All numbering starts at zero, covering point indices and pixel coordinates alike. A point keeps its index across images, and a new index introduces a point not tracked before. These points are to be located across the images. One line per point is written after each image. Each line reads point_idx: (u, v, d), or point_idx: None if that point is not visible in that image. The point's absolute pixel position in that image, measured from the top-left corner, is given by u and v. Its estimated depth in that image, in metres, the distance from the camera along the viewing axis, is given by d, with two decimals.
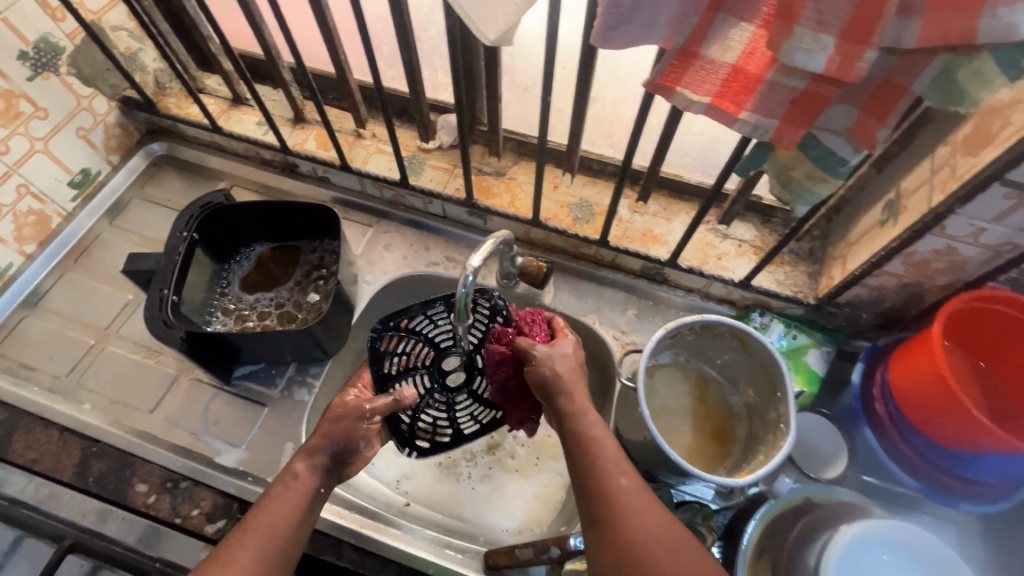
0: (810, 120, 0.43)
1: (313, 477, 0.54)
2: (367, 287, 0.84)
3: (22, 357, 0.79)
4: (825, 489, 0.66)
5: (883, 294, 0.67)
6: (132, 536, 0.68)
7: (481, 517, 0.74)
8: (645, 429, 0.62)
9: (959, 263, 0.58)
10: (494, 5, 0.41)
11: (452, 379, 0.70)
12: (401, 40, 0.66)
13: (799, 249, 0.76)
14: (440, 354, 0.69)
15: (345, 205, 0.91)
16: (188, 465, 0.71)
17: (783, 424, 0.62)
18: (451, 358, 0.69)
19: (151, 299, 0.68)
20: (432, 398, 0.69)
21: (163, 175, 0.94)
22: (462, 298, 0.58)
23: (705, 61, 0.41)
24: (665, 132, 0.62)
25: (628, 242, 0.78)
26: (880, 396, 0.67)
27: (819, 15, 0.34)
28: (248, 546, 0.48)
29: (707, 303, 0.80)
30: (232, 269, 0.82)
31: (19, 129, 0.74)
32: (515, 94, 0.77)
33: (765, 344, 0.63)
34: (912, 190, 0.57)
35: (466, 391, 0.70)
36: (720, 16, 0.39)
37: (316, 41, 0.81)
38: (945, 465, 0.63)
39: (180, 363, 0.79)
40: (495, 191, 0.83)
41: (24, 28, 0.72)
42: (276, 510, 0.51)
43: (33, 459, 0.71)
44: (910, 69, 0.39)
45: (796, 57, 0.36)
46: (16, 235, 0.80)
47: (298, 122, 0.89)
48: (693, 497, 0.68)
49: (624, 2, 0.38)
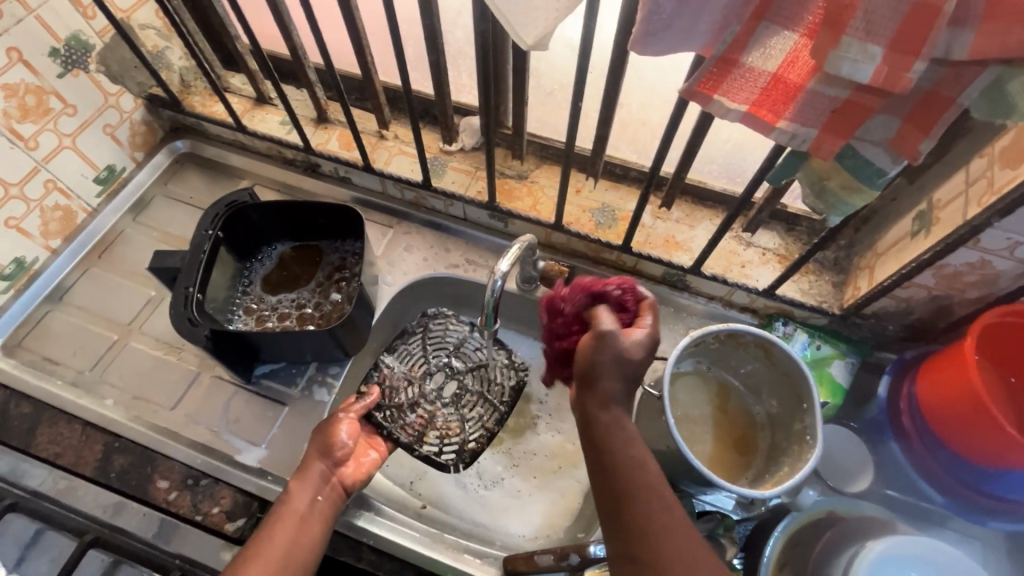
0: (849, 131, 0.42)
1: (305, 493, 0.61)
2: (388, 288, 0.84)
3: (46, 351, 0.79)
4: (849, 503, 0.65)
5: (911, 306, 0.66)
6: (149, 531, 0.68)
7: (498, 522, 0.74)
8: (669, 438, 0.61)
9: (992, 276, 0.57)
10: (532, 10, 0.40)
11: (449, 395, 0.77)
12: (429, 43, 0.66)
13: (824, 258, 0.75)
14: (424, 384, 0.77)
15: (366, 205, 0.91)
16: (208, 462, 0.71)
17: (808, 435, 0.62)
18: (437, 386, 0.77)
19: (176, 296, 0.69)
20: (442, 415, 0.75)
21: (186, 173, 0.95)
22: (489, 302, 0.59)
23: (745, 68, 0.41)
24: (694, 138, 0.62)
25: (650, 248, 0.78)
26: (907, 409, 0.67)
27: (868, 25, 0.34)
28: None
29: (729, 311, 0.79)
30: (254, 268, 0.82)
31: (48, 126, 0.75)
32: (540, 98, 0.77)
33: (790, 353, 0.63)
34: (945, 201, 0.57)
35: (468, 393, 0.77)
36: (763, 24, 0.38)
37: (343, 42, 0.81)
38: (973, 482, 0.62)
39: (201, 360, 0.80)
40: (517, 194, 0.82)
41: (57, 26, 0.72)
42: (279, 531, 0.57)
43: (55, 454, 0.72)
44: (957, 79, 0.38)
45: (843, 66, 0.36)
46: (42, 230, 0.80)
47: (321, 122, 0.90)
48: (713, 508, 0.66)
49: (666, 8, 0.37)
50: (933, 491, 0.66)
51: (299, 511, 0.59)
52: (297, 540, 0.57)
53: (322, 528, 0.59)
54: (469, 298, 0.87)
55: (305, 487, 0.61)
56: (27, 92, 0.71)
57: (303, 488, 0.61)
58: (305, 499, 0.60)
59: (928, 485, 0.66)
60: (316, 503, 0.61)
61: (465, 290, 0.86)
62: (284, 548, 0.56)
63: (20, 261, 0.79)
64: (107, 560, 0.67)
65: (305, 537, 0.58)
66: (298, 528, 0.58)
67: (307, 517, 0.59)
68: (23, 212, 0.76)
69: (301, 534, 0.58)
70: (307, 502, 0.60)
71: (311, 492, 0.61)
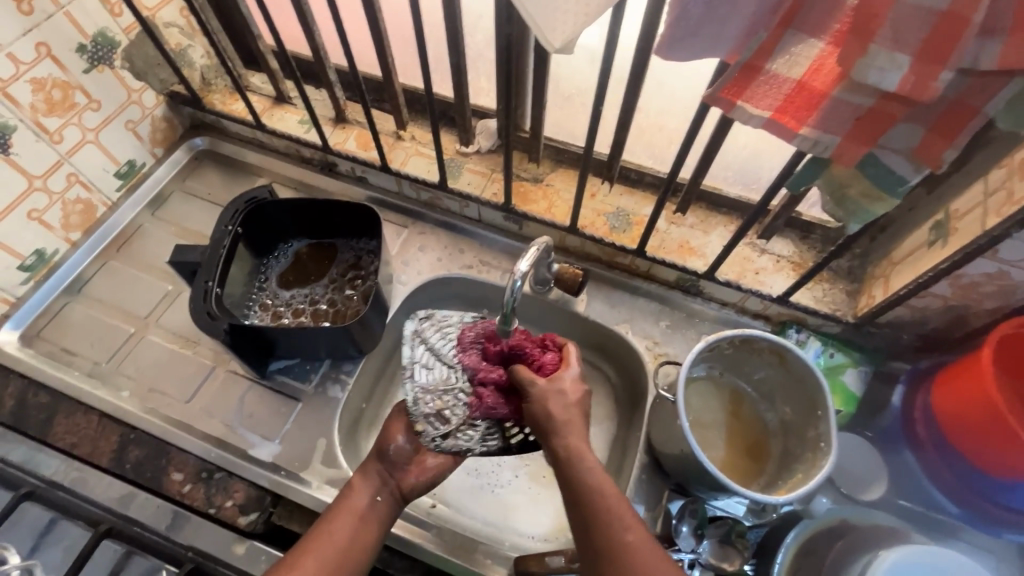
0: (873, 138, 0.42)
1: (367, 488, 0.61)
2: (402, 288, 0.85)
3: (64, 342, 0.80)
4: (862, 512, 0.65)
5: (926, 316, 0.66)
6: (161, 523, 0.68)
7: (508, 521, 0.73)
8: (683, 442, 0.62)
9: (1009, 287, 0.57)
10: (561, 13, 0.41)
11: None
12: (452, 45, 0.66)
13: (838, 267, 0.75)
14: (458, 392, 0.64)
15: (381, 205, 0.92)
16: (223, 456, 0.72)
17: (823, 442, 0.62)
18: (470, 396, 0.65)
19: (195, 290, 0.69)
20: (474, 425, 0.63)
21: (204, 170, 0.96)
22: (509, 302, 0.60)
23: (769, 75, 0.41)
24: (711, 145, 0.62)
25: (665, 254, 0.78)
26: (921, 418, 0.67)
27: (895, 34, 0.34)
28: (317, 562, 0.53)
29: (742, 317, 0.79)
30: (270, 264, 0.83)
31: (73, 120, 0.76)
32: (559, 102, 0.77)
33: (806, 360, 0.63)
34: (963, 212, 0.57)
35: None
36: (790, 32, 0.39)
37: (365, 45, 0.82)
38: (988, 493, 0.63)
39: (216, 354, 0.80)
40: (532, 197, 0.83)
41: (85, 22, 0.74)
42: (342, 519, 0.57)
43: (71, 444, 0.73)
44: (982, 91, 0.38)
45: (869, 75, 0.36)
46: (63, 223, 0.81)
47: (340, 122, 0.90)
48: (724, 512, 0.68)
49: (693, 14, 0.38)
50: (947, 501, 0.66)
51: (358, 508, 0.59)
52: (354, 537, 0.56)
53: (380, 529, 0.59)
54: (482, 299, 0.88)
55: (366, 486, 0.61)
56: (54, 86, 0.73)
57: (364, 486, 0.61)
58: (365, 497, 0.60)
59: (941, 494, 0.66)
60: (375, 504, 0.60)
61: (478, 290, 0.87)
62: (345, 539, 0.55)
63: (42, 253, 0.80)
64: (121, 550, 0.65)
65: (362, 536, 0.57)
66: (358, 525, 0.57)
67: (366, 516, 0.58)
68: (46, 204, 0.77)
69: (360, 531, 0.57)
70: (365, 501, 0.60)
71: (369, 493, 0.61)
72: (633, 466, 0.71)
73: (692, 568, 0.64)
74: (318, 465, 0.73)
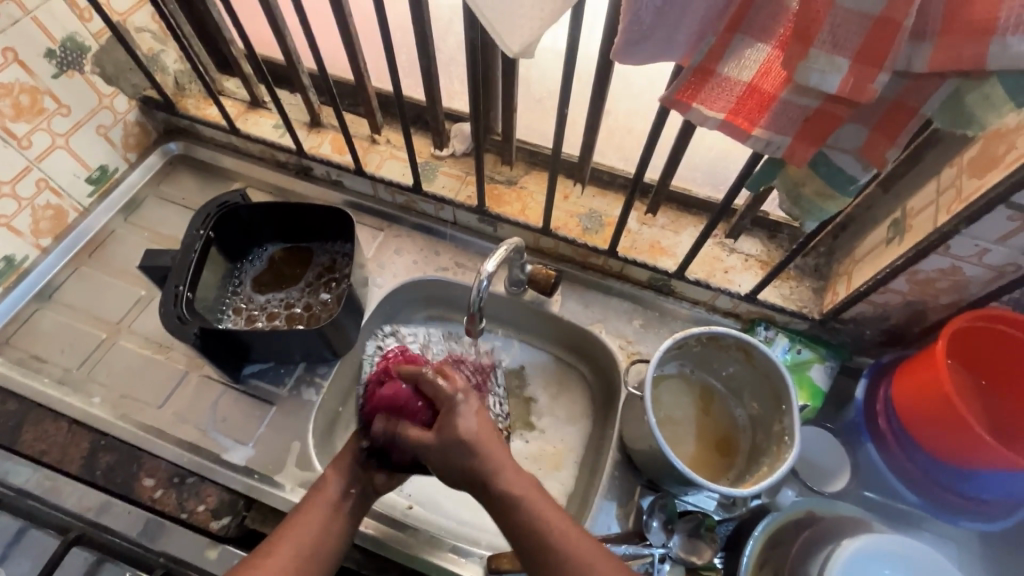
0: (822, 138, 0.44)
1: (340, 480, 0.60)
2: (378, 290, 0.85)
3: (34, 349, 0.80)
4: (826, 503, 0.66)
5: (887, 312, 0.67)
6: (134, 529, 0.68)
7: (484, 519, 0.74)
8: (651, 438, 0.63)
9: (963, 282, 0.59)
10: (519, 18, 0.42)
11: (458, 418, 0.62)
12: (421, 50, 0.67)
13: (804, 265, 0.77)
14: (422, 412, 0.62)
15: (358, 208, 0.92)
16: (196, 461, 0.72)
17: (787, 435, 0.63)
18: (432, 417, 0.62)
19: (166, 295, 0.69)
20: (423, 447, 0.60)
21: (178, 175, 0.96)
22: (476, 302, 0.62)
23: (721, 78, 0.43)
24: (676, 147, 0.64)
25: (636, 254, 0.79)
26: (883, 411, 0.68)
27: (834, 38, 0.36)
28: (288, 552, 0.53)
29: (712, 316, 0.81)
30: (245, 268, 0.83)
31: (42, 125, 0.76)
32: (530, 105, 0.78)
33: (770, 356, 0.64)
34: (918, 210, 0.59)
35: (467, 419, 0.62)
36: (738, 36, 0.40)
37: (337, 50, 0.83)
38: (947, 482, 0.64)
39: (190, 359, 0.80)
40: (506, 199, 0.84)
41: (53, 27, 0.73)
42: (312, 511, 0.57)
43: (41, 451, 0.72)
44: (921, 91, 0.40)
45: (811, 77, 0.38)
46: (33, 229, 0.81)
47: (314, 126, 0.91)
48: (695, 507, 0.69)
49: (645, 18, 0.39)
50: (908, 491, 0.68)
51: (331, 501, 0.58)
52: (324, 531, 0.56)
53: (348, 522, 0.58)
54: (458, 300, 0.89)
55: (338, 476, 0.60)
56: (22, 91, 0.72)
57: (338, 476, 0.60)
58: (337, 489, 0.59)
59: (902, 486, 0.68)
60: (348, 496, 0.59)
61: (453, 292, 0.87)
62: (315, 532, 0.55)
63: (10, 259, 0.79)
64: (92, 558, 0.66)
65: (332, 530, 0.56)
66: (328, 517, 0.57)
67: (337, 509, 0.58)
68: (15, 210, 0.76)
69: (330, 524, 0.57)
70: (338, 492, 0.59)
71: (343, 484, 0.60)
72: (606, 463, 0.72)
73: (663, 562, 0.65)
74: (292, 467, 0.73)
